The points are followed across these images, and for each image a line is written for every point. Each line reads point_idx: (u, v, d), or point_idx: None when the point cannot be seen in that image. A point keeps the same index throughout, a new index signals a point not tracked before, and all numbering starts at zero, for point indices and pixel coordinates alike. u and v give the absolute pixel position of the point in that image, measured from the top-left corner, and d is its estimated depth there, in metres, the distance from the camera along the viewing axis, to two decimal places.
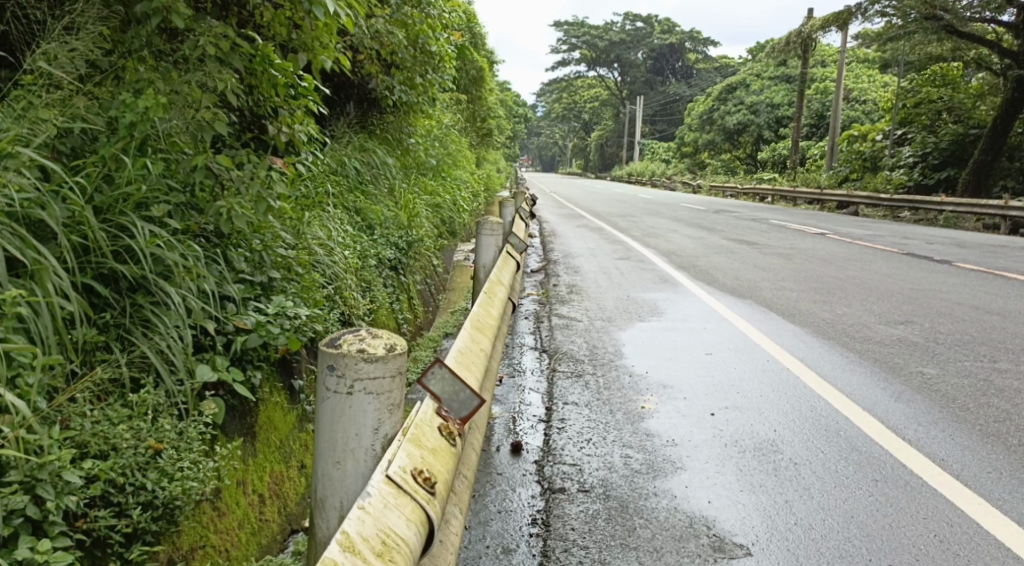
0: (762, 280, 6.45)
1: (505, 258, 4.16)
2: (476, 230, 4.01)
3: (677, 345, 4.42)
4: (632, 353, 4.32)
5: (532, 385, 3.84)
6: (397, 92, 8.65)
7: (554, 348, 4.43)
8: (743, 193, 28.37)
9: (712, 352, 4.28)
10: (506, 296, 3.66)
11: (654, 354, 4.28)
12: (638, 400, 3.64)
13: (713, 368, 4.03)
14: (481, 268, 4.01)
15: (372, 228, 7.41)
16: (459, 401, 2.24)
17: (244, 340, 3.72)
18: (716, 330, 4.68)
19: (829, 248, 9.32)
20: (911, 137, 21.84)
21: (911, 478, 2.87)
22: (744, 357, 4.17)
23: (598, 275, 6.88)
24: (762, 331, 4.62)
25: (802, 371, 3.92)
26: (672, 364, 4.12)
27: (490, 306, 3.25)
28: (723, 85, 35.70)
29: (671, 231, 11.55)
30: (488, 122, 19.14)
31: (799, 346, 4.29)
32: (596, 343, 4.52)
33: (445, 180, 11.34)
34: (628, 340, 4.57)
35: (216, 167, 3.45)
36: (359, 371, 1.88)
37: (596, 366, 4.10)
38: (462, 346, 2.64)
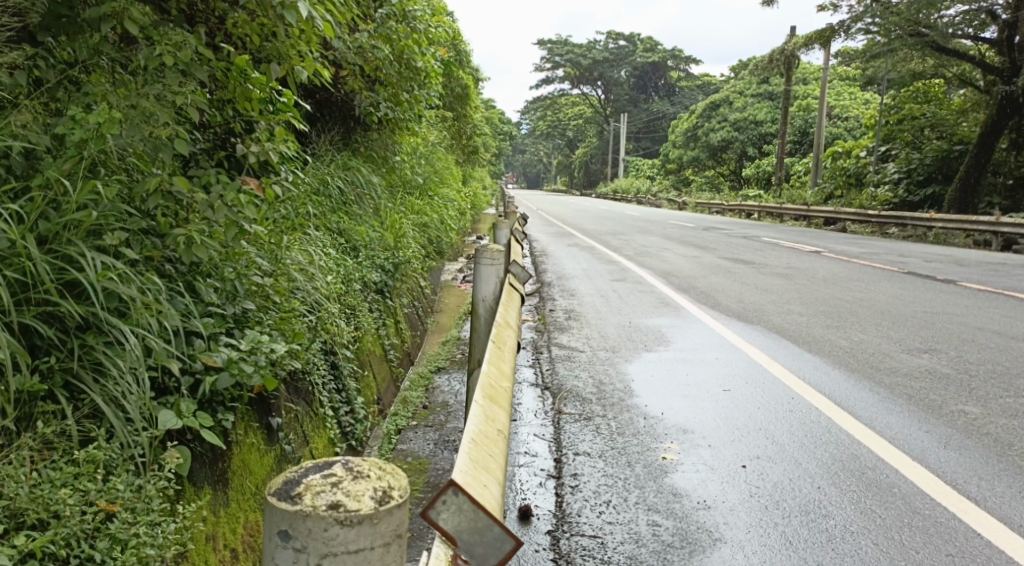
0: (767, 303, 6.16)
1: (506, 299, 3.71)
2: (473, 258, 3.68)
3: (690, 380, 4.09)
4: (642, 389, 3.99)
5: (536, 430, 3.50)
6: (382, 109, 8.34)
7: (557, 385, 4.07)
8: (728, 210, 28.26)
9: (729, 388, 3.95)
10: (515, 338, 3.32)
11: (668, 392, 3.94)
12: (657, 450, 3.30)
13: (734, 408, 3.69)
14: (480, 302, 3.67)
15: (356, 250, 7.07)
16: (484, 544, 1.62)
17: (214, 380, 3.35)
18: (730, 362, 4.36)
19: (828, 267, 9.07)
20: (895, 154, 21.81)
21: (991, 551, 2.53)
22: (763, 394, 3.85)
23: (595, 299, 6.56)
24: (779, 361, 4.31)
25: (832, 412, 3.60)
26: (689, 404, 3.78)
27: (500, 363, 2.79)
28: (707, 103, 35.76)
29: (664, 251, 11.28)
30: (474, 140, 18.89)
31: (824, 381, 3.98)
32: (603, 378, 4.17)
33: (431, 198, 11.03)
34: (637, 374, 4.23)
35: (180, 189, 3.11)
36: (331, 541, 1.40)
37: (605, 407, 3.75)
38: (475, 432, 2.07)
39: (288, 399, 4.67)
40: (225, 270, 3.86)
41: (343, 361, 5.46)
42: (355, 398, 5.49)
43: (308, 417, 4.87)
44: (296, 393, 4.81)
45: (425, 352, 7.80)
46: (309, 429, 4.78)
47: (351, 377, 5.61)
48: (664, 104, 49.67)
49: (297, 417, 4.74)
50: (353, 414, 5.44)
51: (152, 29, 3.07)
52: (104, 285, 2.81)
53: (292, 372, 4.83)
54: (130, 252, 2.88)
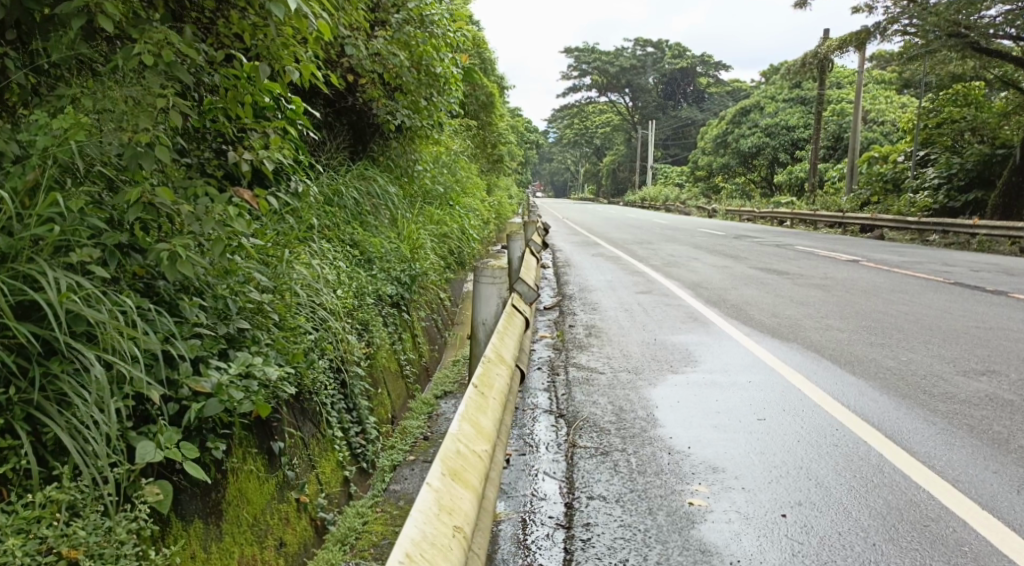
0: (803, 317, 5.78)
1: (507, 321, 3.38)
2: (474, 278, 3.55)
3: (720, 407, 3.75)
4: (667, 418, 3.66)
5: (547, 468, 3.19)
6: (400, 117, 8.10)
7: (572, 413, 3.75)
8: (760, 218, 27.64)
9: (764, 417, 3.60)
10: (509, 374, 3.02)
11: (695, 421, 3.60)
12: (684, 493, 2.97)
13: (770, 442, 3.34)
14: (479, 325, 3.53)
15: (370, 262, 6.80)
16: None
17: (200, 409, 3.09)
18: (765, 385, 4.00)
19: (868, 277, 8.63)
20: (934, 159, 21.14)
21: None
22: (802, 425, 3.49)
23: (618, 313, 6.23)
24: (818, 384, 3.95)
25: (884, 447, 3.23)
26: (717, 435, 3.44)
27: (478, 417, 2.48)
28: (737, 109, 35.16)
29: (693, 260, 10.89)
30: (500, 148, 18.63)
31: (873, 409, 3.61)
32: (622, 404, 3.84)
33: (452, 207, 10.77)
34: (661, 399, 3.89)
35: (164, 202, 2.84)
36: None
37: (625, 439, 3.42)
38: (418, 543, 1.80)
39: (293, 421, 4.42)
40: (219, 286, 3.61)
41: (354, 379, 5.20)
42: (366, 417, 5.24)
43: (316, 439, 4.61)
44: (301, 414, 4.55)
45: (444, 366, 7.52)
46: (315, 453, 4.53)
47: (363, 396, 5.34)
48: (692, 111, 49.07)
49: (303, 441, 4.48)
50: (364, 434, 5.18)
51: (131, 26, 2.80)
52: (70, 308, 2.54)
53: (297, 392, 4.58)
54: (102, 270, 2.62)
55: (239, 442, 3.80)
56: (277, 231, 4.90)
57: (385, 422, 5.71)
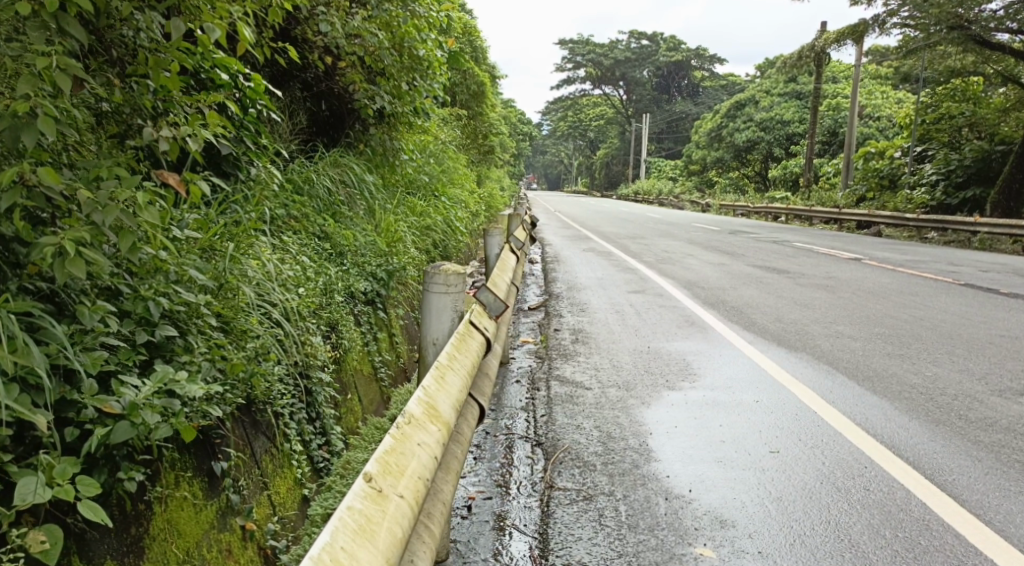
0: (811, 322, 5.30)
1: (445, 360, 2.70)
2: (423, 288, 3.05)
3: (725, 437, 3.32)
4: (666, 452, 3.21)
5: (521, 520, 2.73)
6: (381, 102, 7.55)
7: (552, 441, 3.31)
8: (754, 212, 27.08)
9: (777, 450, 3.19)
10: (433, 446, 2.30)
11: (694, 455, 3.17)
12: (687, 557, 2.50)
13: (786, 487, 2.91)
14: (428, 345, 3.03)
15: (341, 256, 6.24)
16: None
17: (104, 435, 2.63)
18: (775, 409, 3.57)
19: (874, 277, 8.17)
20: (931, 155, 20.48)
21: None
22: (819, 465, 3.07)
23: (609, 315, 5.74)
24: (840, 410, 3.54)
25: (929, 497, 2.81)
26: (722, 475, 3.01)
27: (352, 553, 1.73)
28: (732, 102, 34.60)
29: (688, 256, 10.40)
30: (491, 138, 18.02)
31: (901, 445, 3.19)
32: (610, 429, 3.41)
33: (438, 198, 10.21)
34: (656, 424, 3.46)
35: (49, 185, 2.36)
36: None
37: (612, 480, 2.98)
38: None
39: (241, 435, 3.91)
40: (142, 285, 3.09)
41: (318, 385, 4.65)
42: (331, 428, 4.74)
43: (269, 456, 4.10)
44: (253, 427, 4.04)
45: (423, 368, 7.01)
46: (269, 474, 4.05)
47: (329, 405, 4.83)
48: (686, 104, 48.44)
49: (257, 460, 3.99)
50: (329, 447, 4.68)
51: None
52: None
53: (248, 402, 4.06)
54: None
55: (170, 466, 3.32)
56: (230, 224, 4.42)
57: (355, 431, 5.21)
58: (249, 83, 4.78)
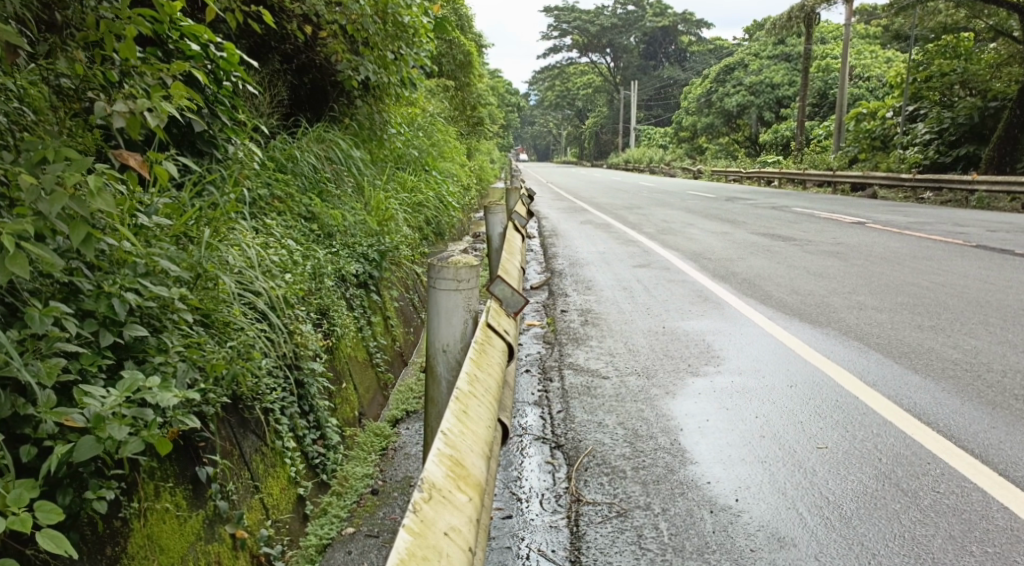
0: (830, 294, 5.05)
1: (465, 390, 2.26)
2: (427, 282, 2.60)
3: (763, 431, 3.14)
4: (705, 454, 3.00)
5: (546, 541, 2.50)
6: (365, 72, 7.15)
7: (573, 444, 3.10)
8: (747, 178, 26.71)
9: (824, 445, 3.00)
10: (463, 528, 1.81)
11: (733, 456, 2.97)
12: None
13: (845, 494, 2.68)
14: (438, 352, 2.65)
15: (329, 237, 5.89)
16: None
17: (62, 455, 2.32)
18: (815, 396, 3.40)
19: (884, 242, 7.90)
20: (924, 113, 20.02)
21: None
22: (866, 463, 2.86)
23: (617, 293, 5.44)
24: (882, 393, 3.39)
25: (1008, 497, 2.61)
26: (766, 475, 2.83)
27: None
28: (721, 66, 34.03)
29: (688, 226, 10.10)
30: (478, 111, 17.57)
31: (962, 435, 3.01)
32: (636, 427, 3.22)
33: (428, 172, 9.83)
34: (687, 419, 3.28)
35: None
36: None
37: (647, 491, 2.76)
38: None
39: (228, 435, 3.61)
40: (106, 281, 2.76)
41: (309, 376, 4.34)
42: (327, 421, 4.42)
43: (260, 456, 3.80)
44: (240, 425, 3.74)
45: (420, 351, 6.70)
46: (265, 477, 3.77)
47: (322, 397, 4.52)
48: (674, 70, 47.76)
49: (252, 463, 3.72)
50: (324, 441, 4.38)
51: None
52: None
53: (235, 398, 3.76)
54: None
55: (149, 476, 3.03)
56: (212, 207, 4.10)
57: (351, 422, 4.89)
58: (222, 53, 4.41)
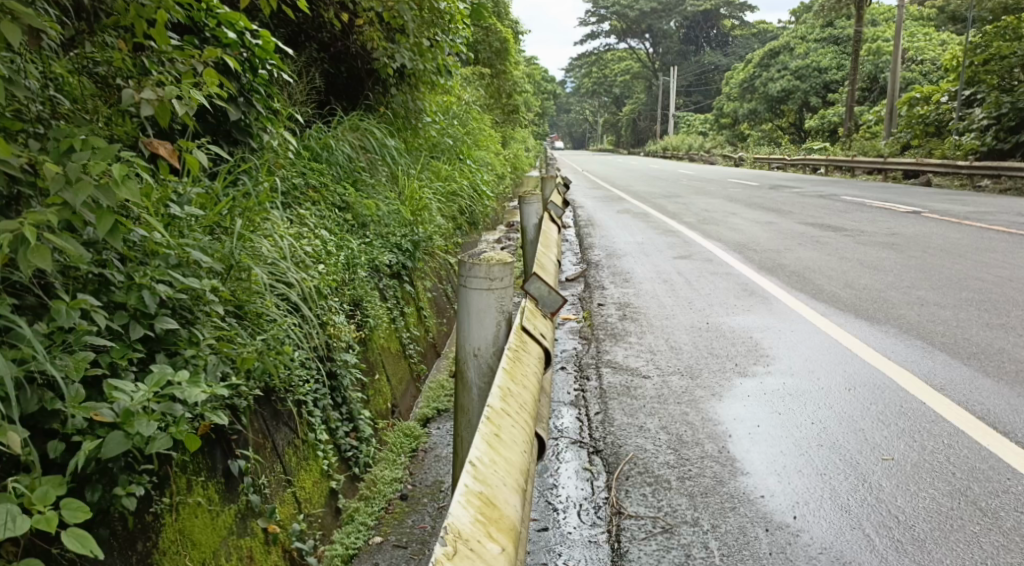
0: (884, 290, 4.85)
1: (495, 411, 2.09)
2: (460, 283, 2.48)
3: (820, 441, 3.00)
4: (758, 465, 2.87)
5: (583, 556, 2.40)
6: (401, 60, 7.06)
7: (612, 451, 3.00)
8: (790, 165, 26.10)
9: (888, 457, 2.86)
10: None
11: (788, 467, 2.84)
12: None
13: (915, 513, 2.53)
14: (469, 357, 2.51)
15: (363, 228, 5.82)
16: None
17: (90, 451, 2.23)
18: (876, 400, 3.29)
19: (939, 233, 7.60)
20: (979, 98, 19.22)
21: None
22: (938, 478, 2.72)
23: (656, 286, 5.28)
24: (951, 398, 3.28)
25: None
26: (825, 488, 2.71)
27: None
28: (764, 51, 33.24)
29: (731, 215, 9.85)
30: (515, 98, 17.40)
31: None
32: (681, 432, 3.11)
33: (463, 161, 9.73)
34: (736, 425, 3.17)
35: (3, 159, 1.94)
36: None
37: (694, 504, 2.63)
38: None
39: (260, 428, 3.55)
40: (137, 271, 2.68)
41: (342, 368, 4.27)
42: (360, 414, 4.34)
43: (292, 449, 3.72)
44: (272, 418, 3.68)
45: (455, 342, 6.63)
46: (297, 471, 3.70)
47: (355, 389, 4.43)
48: (716, 55, 46.85)
49: (284, 456, 3.65)
50: (356, 434, 4.29)
51: None
52: None
53: (267, 391, 3.71)
54: None
55: (181, 469, 2.97)
56: (246, 197, 4.05)
57: (384, 414, 4.82)
58: (257, 41, 4.35)
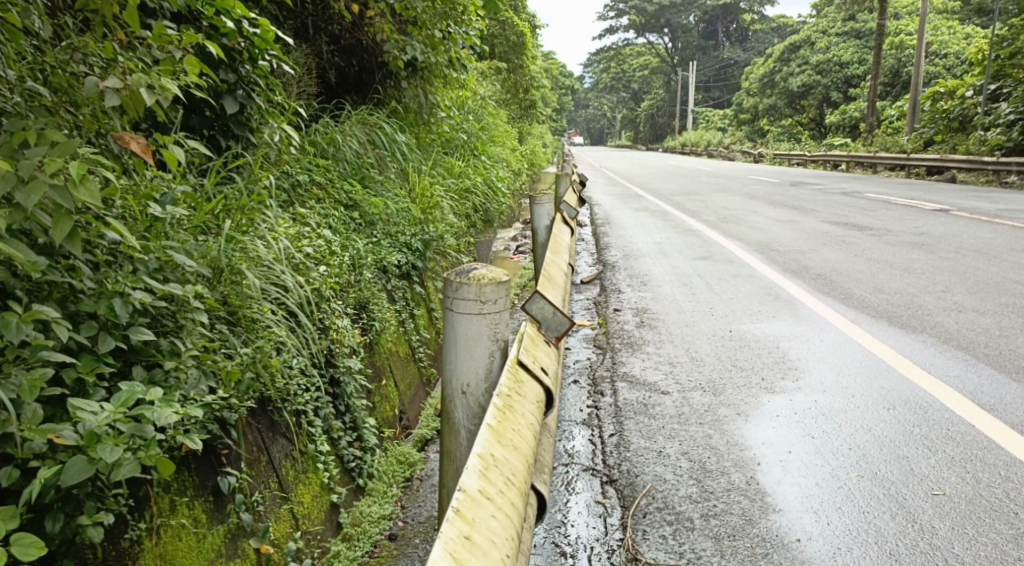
0: (919, 294, 4.59)
1: (467, 504, 1.73)
2: (446, 305, 2.25)
3: (862, 471, 2.77)
4: (793, 501, 2.64)
5: None
6: (413, 53, 6.84)
7: (627, 481, 2.80)
8: (811, 162, 25.61)
9: (941, 492, 2.62)
10: None
11: (826, 504, 2.60)
12: None
13: (978, 563, 2.28)
14: (457, 395, 2.29)
15: (371, 226, 5.59)
16: None
17: (45, 479, 2.02)
18: (919, 419, 3.08)
19: (973, 231, 7.28)
20: (1006, 92, 18.65)
21: None
22: (999, 520, 2.46)
23: (676, 290, 5.04)
24: (1000, 419, 3.03)
25: None
26: (868, 524, 2.48)
27: None
28: (785, 46, 32.72)
29: (752, 213, 9.55)
30: (533, 93, 17.15)
31: None
32: (704, 460, 2.89)
33: (478, 157, 9.48)
34: (765, 451, 2.95)
35: None
36: None
37: (720, 550, 2.39)
38: None
39: (255, 440, 3.27)
40: (109, 278, 2.49)
41: (347, 375, 3.99)
42: (365, 422, 4.04)
43: (290, 462, 3.45)
44: (269, 429, 3.40)
45: None
46: (295, 485, 3.42)
47: (361, 396, 4.15)
48: (735, 50, 46.28)
49: (282, 467, 3.38)
50: (360, 443, 4.00)
51: None
52: None
53: (262, 401, 3.41)
54: None
55: (164, 489, 2.71)
56: (245, 197, 3.87)
57: (391, 422, 4.58)
58: (256, 30, 4.15)
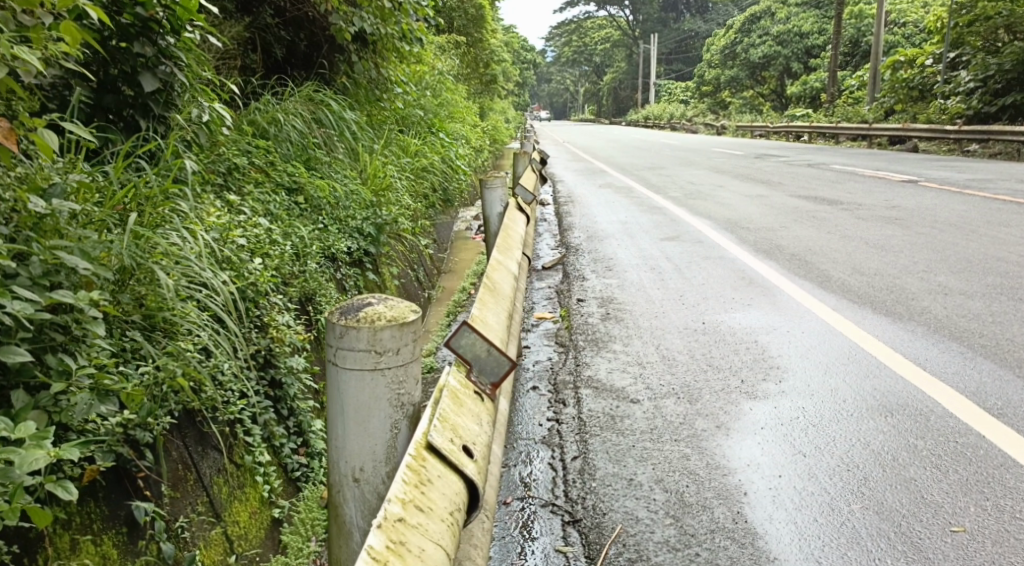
0: (901, 276, 4.35)
1: None
2: (330, 367, 1.83)
3: (863, 502, 2.50)
4: (790, 545, 2.34)
5: None
6: (362, 25, 6.36)
7: (592, 522, 2.49)
8: (774, 133, 25.48)
9: (959, 527, 2.36)
10: None
11: (833, 549, 2.30)
12: None
13: None
14: (347, 484, 1.88)
15: (317, 211, 5.16)
16: None
17: None
18: (924, 431, 2.86)
19: (945, 204, 7.09)
20: (966, 60, 18.63)
21: None
22: None
23: (643, 276, 4.73)
24: (1013, 429, 2.82)
25: None
26: None
27: None
28: (746, 17, 32.52)
29: (719, 189, 9.30)
30: (492, 68, 16.67)
31: None
32: (682, 491, 2.62)
33: (436, 133, 9.02)
34: (753, 477, 2.68)
35: None
36: None
37: None
38: None
39: (178, 457, 2.80)
40: None
41: (289, 376, 3.55)
42: (311, 426, 3.59)
43: (224, 478, 2.95)
44: (197, 444, 2.92)
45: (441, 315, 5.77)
46: (228, 500, 2.90)
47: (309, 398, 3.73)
48: (696, 22, 46.01)
49: (213, 482, 2.89)
50: (306, 449, 3.53)
51: None
52: None
53: (189, 411, 2.94)
54: None
55: (62, 526, 2.28)
56: (166, 189, 3.45)
57: None
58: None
